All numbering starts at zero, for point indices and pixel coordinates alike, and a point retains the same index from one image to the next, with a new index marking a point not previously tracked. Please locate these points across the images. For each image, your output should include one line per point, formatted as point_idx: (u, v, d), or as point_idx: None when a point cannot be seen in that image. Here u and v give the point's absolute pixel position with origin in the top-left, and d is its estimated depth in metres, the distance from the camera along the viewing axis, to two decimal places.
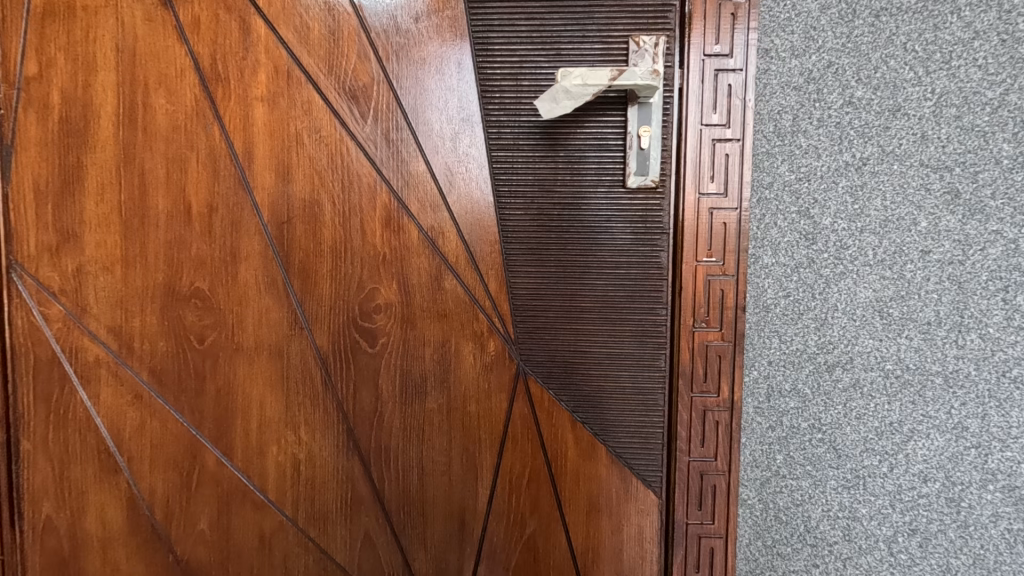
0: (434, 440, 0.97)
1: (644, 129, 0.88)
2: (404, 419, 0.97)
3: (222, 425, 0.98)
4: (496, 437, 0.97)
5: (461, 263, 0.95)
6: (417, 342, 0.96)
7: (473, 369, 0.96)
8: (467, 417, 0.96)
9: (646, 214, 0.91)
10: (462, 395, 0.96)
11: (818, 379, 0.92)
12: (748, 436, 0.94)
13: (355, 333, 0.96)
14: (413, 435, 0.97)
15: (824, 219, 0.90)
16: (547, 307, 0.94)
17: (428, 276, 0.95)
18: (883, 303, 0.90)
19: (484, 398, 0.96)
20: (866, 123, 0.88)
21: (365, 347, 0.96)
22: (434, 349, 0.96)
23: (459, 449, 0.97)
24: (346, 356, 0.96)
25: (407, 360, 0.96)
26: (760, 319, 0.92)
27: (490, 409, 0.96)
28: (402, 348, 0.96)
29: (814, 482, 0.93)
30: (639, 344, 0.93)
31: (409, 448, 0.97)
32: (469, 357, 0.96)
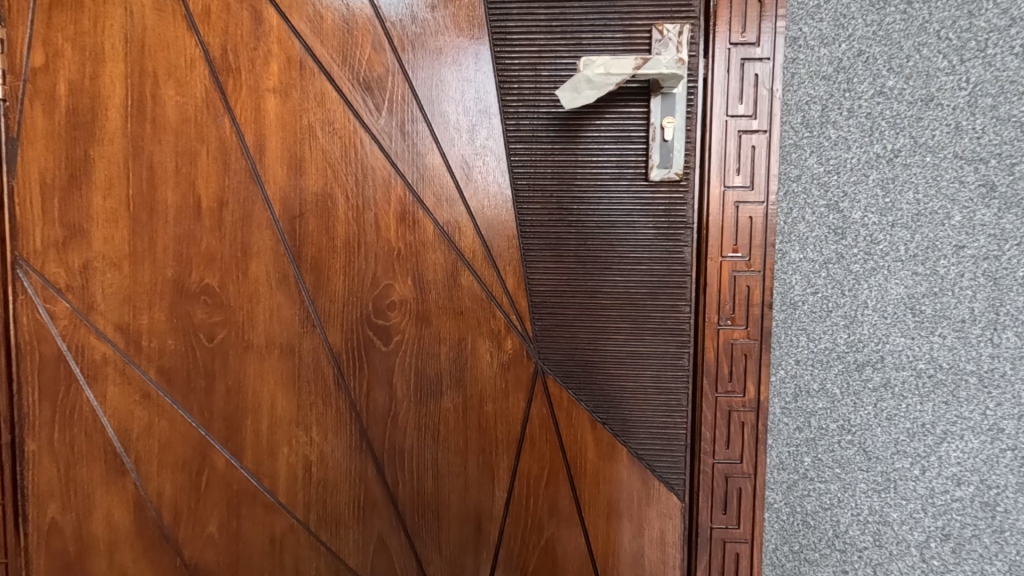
0: (450, 441, 0.94)
1: (668, 120, 0.85)
2: (419, 420, 0.94)
3: (232, 425, 0.96)
4: (514, 438, 0.94)
5: (478, 258, 0.92)
6: (432, 340, 0.93)
7: (490, 368, 0.93)
8: (484, 417, 0.94)
9: (669, 209, 0.88)
10: (478, 395, 0.93)
11: (848, 379, 0.89)
12: (775, 438, 0.91)
13: (369, 330, 0.93)
14: (428, 436, 0.94)
15: (854, 213, 0.87)
16: (567, 303, 0.91)
17: (444, 272, 0.92)
18: (915, 300, 0.87)
19: (501, 398, 0.93)
20: (898, 114, 0.86)
21: (379, 346, 0.93)
22: (449, 347, 0.93)
23: (475, 451, 0.94)
24: (360, 355, 0.94)
25: (422, 359, 0.93)
26: (787, 317, 0.89)
27: (507, 409, 0.93)
28: (417, 347, 0.93)
29: (843, 485, 0.90)
30: (662, 343, 0.90)
31: (423, 449, 0.95)
32: (486, 356, 0.93)
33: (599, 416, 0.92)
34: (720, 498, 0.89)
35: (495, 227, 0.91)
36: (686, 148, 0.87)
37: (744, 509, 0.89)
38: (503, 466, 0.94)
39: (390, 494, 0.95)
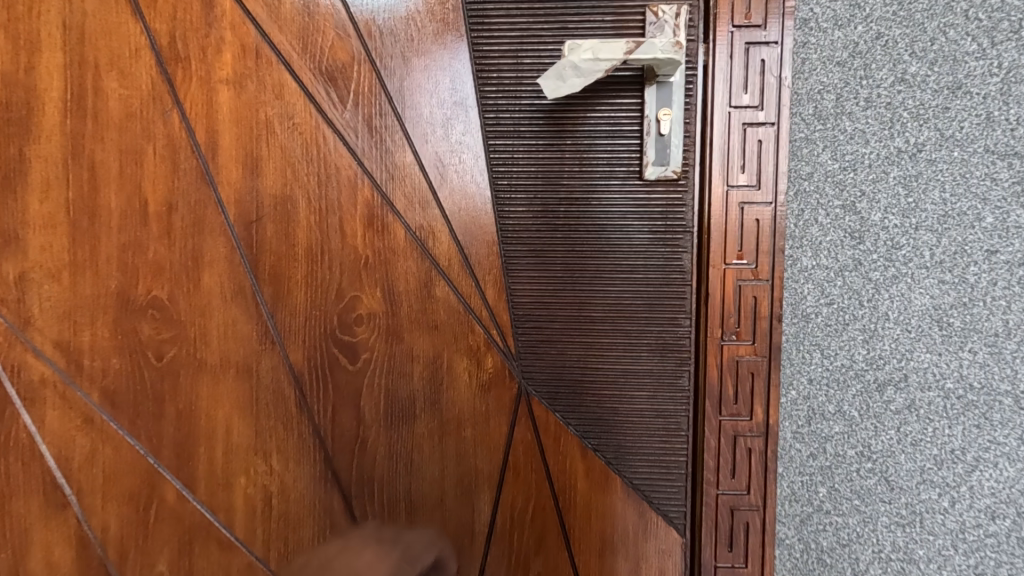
0: (425, 470, 0.85)
1: (664, 112, 0.76)
2: (391, 446, 0.85)
3: (183, 453, 0.86)
4: (496, 466, 0.84)
5: (454, 266, 0.83)
6: (404, 357, 0.84)
7: (469, 388, 0.84)
8: (462, 443, 0.84)
9: (666, 211, 0.79)
10: (456, 419, 0.84)
11: (867, 400, 0.79)
12: (786, 466, 0.81)
13: (334, 347, 0.84)
14: (401, 464, 0.85)
15: (873, 215, 0.78)
16: (553, 317, 0.82)
17: (417, 282, 0.83)
18: (942, 311, 0.78)
19: (481, 421, 0.84)
20: (921, 103, 0.76)
21: (345, 364, 0.84)
22: (423, 366, 0.84)
23: (452, 480, 0.85)
24: (324, 374, 0.84)
25: (394, 378, 0.84)
26: (799, 331, 0.80)
27: (488, 434, 0.84)
28: (388, 365, 0.84)
29: (863, 519, 0.80)
30: (659, 360, 0.81)
31: (396, 479, 0.85)
32: (464, 375, 0.84)
33: (590, 441, 0.83)
34: (726, 534, 0.80)
35: (474, 233, 0.82)
36: (686, 143, 0.78)
37: (753, 545, 0.80)
38: (484, 496, 0.85)
39: (358, 529, 0.86)
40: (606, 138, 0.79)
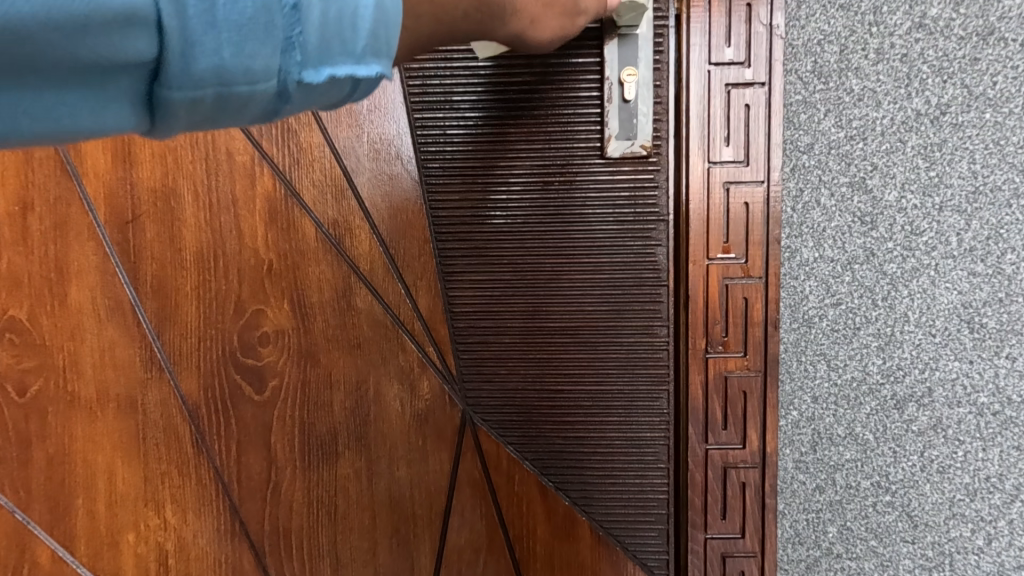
0: (352, 517, 0.71)
1: (628, 72, 0.61)
2: (310, 492, 0.70)
3: (59, 509, 0.70)
4: (439, 511, 0.70)
5: (379, 271, 0.68)
6: (321, 383, 0.69)
7: (402, 418, 0.69)
8: (397, 484, 0.70)
9: (635, 194, 0.63)
10: (388, 455, 0.70)
11: (884, 420, 0.65)
12: (788, 502, 0.67)
13: (235, 374, 0.69)
14: (325, 511, 0.71)
15: (888, 193, 0.63)
16: (501, 329, 0.67)
17: (333, 291, 0.68)
18: (973, 310, 0.64)
19: (418, 458, 0.69)
20: (944, 54, 0.62)
21: (249, 395, 0.69)
22: (345, 393, 0.69)
23: (386, 528, 0.71)
24: (224, 407, 0.69)
25: (311, 409, 0.69)
26: (800, 338, 0.65)
27: (427, 472, 0.70)
28: (302, 394, 0.69)
29: (881, 563, 0.66)
30: (631, 380, 0.65)
31: (318, 530, 0.71)
32: (395, 403, 0.69)
33: (551, 480, 0.68)
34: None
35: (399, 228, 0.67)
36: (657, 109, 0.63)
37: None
38: (425, 546, 0.71)
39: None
40: (559, 104, 0.63)
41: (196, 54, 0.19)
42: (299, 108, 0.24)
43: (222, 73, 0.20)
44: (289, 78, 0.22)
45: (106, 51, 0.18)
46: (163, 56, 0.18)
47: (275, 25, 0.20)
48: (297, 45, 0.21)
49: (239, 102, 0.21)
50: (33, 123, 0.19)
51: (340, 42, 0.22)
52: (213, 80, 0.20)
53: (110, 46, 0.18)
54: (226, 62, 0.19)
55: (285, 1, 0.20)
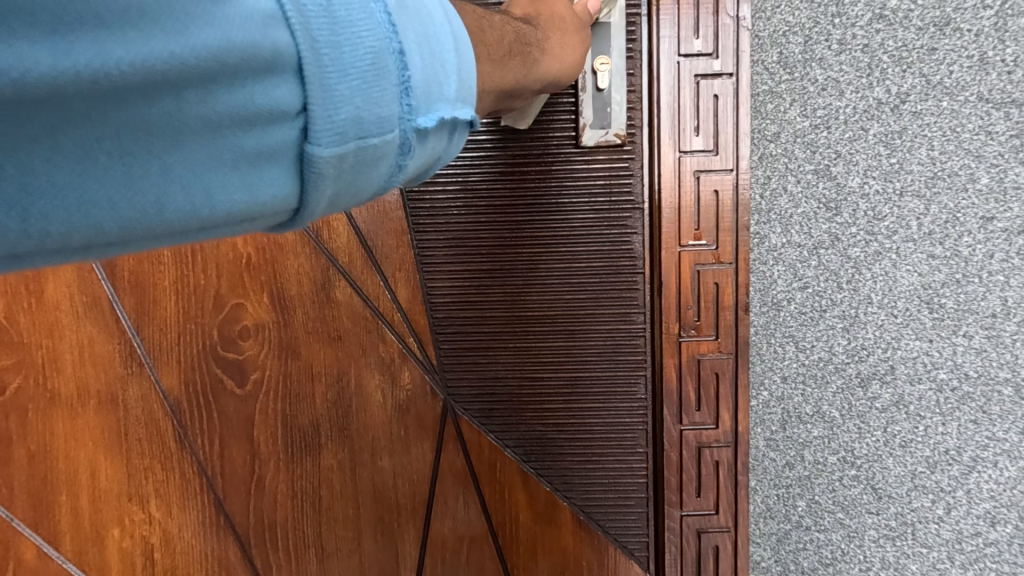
0: (335, 508, 0.72)
1: (601, 60, 0.62)
2: (293, 484, 0.71)
3: (41, 505, 0.71)
4: (422, 499, 0.72)
5: (358, 263, 0.68)
6: (302, 376, 0.70)
7: (384, 409, 0.70)
8: (382, 473, 0.71)
9: (612, 182, 0.65)
10: (371, 447, 0.71)
11: (849, 398, 0.68)
12: (759, 478, 0.70)
13: (216, 367, 0.69)
14: (309, 503, 0.72)
15: (851, 180, 0.66)
16: (482, 319, 0.68)
17: (311, 282, 0.68)
18: (932, 291, 0.67)
19: (400, 447, 0.71)
20: (904, 44, 0.64)
21: (231, 388, 0.69)
22: (327, 385, 0.70)
23: (370, 516, 0.72)
24: (206, 400, 0.70)
25: (293, 402, 0.70)
26: (769, 321, 0.68)
27: (409, 461, 0.71)
28: (284, 386, 0.70)
29: (848, 534, 0.70)
30: (609, 367, 0.67)
31: (301, 520, 0.72)
32: (377, 394, 0.70)
33: (532, 465, 0.70)
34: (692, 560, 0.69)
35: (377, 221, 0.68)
36: (630, 98, 0.64)
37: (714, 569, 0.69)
38: (408, 535, 0.72)
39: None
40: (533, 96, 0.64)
41: (338, 103, 0.20)
42: (410, 165, 0.25)
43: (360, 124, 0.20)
44: (406, 128, 0.23)
45: (257, 108, 0.19)
46: (308, 110, 0.19)
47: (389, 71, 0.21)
48: (409, 89, 0.23)
49: (372, 153, 0.22)
50: (180, 197, 0.18)
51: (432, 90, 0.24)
52: (353, 130, 0.20)
53: (260, 99, 0.19)
54: (361, 109, 0.20)
55: (394, 45, 0.22)
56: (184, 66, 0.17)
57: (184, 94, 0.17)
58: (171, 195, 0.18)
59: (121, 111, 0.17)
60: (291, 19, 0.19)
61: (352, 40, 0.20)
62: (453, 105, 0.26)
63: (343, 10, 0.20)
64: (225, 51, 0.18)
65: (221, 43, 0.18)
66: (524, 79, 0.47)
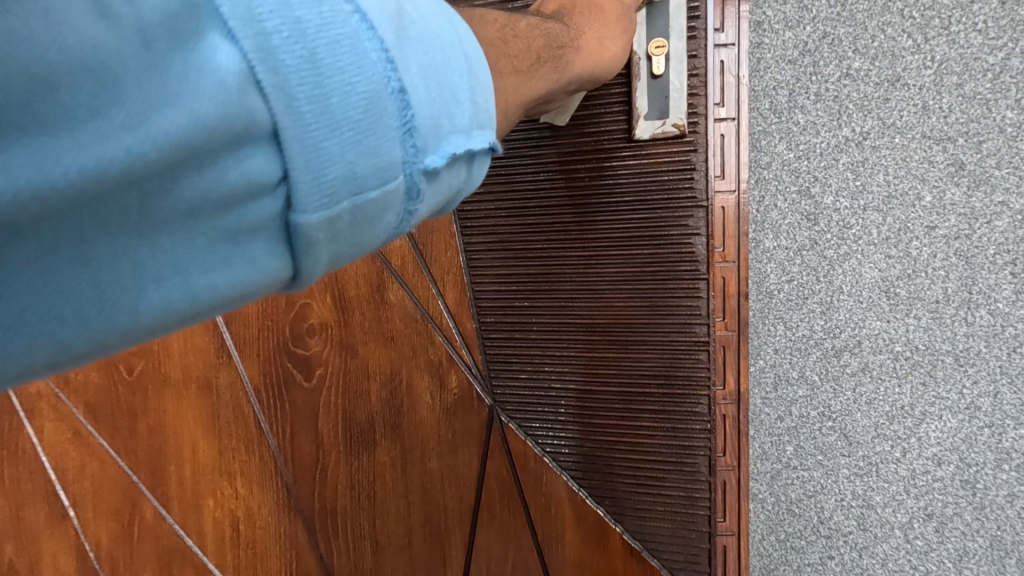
0: (390, 507, 0.79)
1: (658, 46, 0.67)
2: (352, 478, 0.78)
3: (126, 480, 0.81)
4: (468, 499, 0.80)
5: (409, 265, 0.77)
6: (360, 373, 0.77)
7: (432, 409, 0.78)
8: (428, 473, 0.79)
9: (668, 184, 0.69)
10: (421, 448, 0.79)
11: (827, 365, 0.88)
12: (757, 428, 0.90)
13: (286, 361, 0.77)
14: (364, 497, 0.79)
15: (826, 198, 0.86)
16: (534, 322, 0.76)
17: (366, 284, 0.76)
18: (890, 282, 0.87)
19: (447, 448, 0.79)
20: (865, 95, 0.84)
21: (298, 381, 0.77)
22: (380, 384, 0.77)
23: (419, 518, 0.80)
24: (279, 393, 0.77)
25: (352, 398, 0.77)
26: (764, 306, 0.88)
27: (456, 467, 0.79)
28: (343, 381, 0.77)
29: (826, 472, 0.90)
30: (667, 382, 0.73)
31: (359, 514, 0.79)
32: (426, 395, 0.78)
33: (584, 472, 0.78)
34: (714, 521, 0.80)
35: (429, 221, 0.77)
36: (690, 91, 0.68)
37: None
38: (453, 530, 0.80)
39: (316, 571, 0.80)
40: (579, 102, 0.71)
41: (329, 163, 0.22)
42: (424, 205, 0.29)
43: (356, 180, 0.23)
44: (411, 172, 0.26)
45: (240, 186, 0.21)
46: (290, 177, 0.21)
47: (390, 115, 0.24)
48: (413, 128, 0.26)
49: (374, 206, 0.25)
50: (175, 294, 0.21)
51: (442, 123, 0.28)
52: (350, 188, 0.23)
53: (244, 174, 0.21)
54: (354, 164, 0.23)
55: (393, 85, 0.25)
56: (150, 161, 0.19)
57: (148, 192, 0.19)
58: (163, 290, 0.21)
59: (97, 218, 0.19)
60: (264, 82, 0.20)
61: (347, 88, 0.23)
62: (466, 135, 0.29)
63: (330, 59, 0.22)
64: (199, 133, 0.19)
65: (192, 124, 0.19)
66: (555, 84, 0.51)
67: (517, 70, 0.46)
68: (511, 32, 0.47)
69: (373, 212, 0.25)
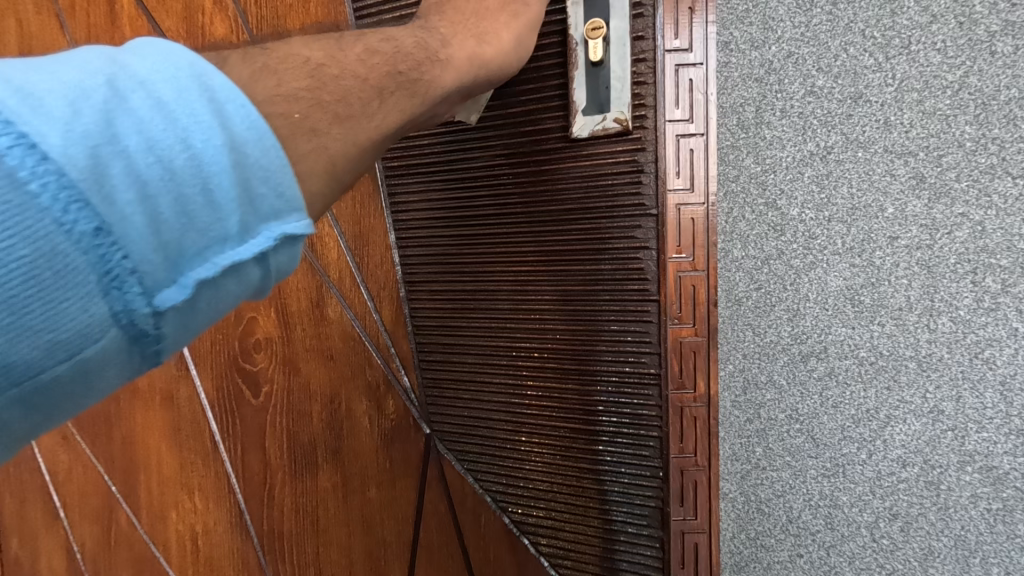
0: (331, 532, 0.85)
1: (596, 29, 0.67)
2: (297, 500, 0.84)
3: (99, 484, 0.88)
4: (406, 534, 0.87)
5: (346, 280, 0.84)
6: (303, 397, 0.83)
7: (370, 435, 0.86)
8: (366, 502, 0.85)
9: (612, 197, 0.72)
10: (360, 475, 0.85)
11: (794, 370, 0.92)
12: (727, 430, 0.94)
13: (237, 377, 0.82)
14: (308, 521, 0.84)
15: (792, 210, 0.90)
16: (475, 343, 0.83)
17: (308, 301, 0.83)
18: (854, 290, 0.90)
19: (388, 478, 0.86)
20: (829, 111, 0.88)
21: (249, 399, 0.82)
22: (322, 406, 0.84)
23: (360, 546, 0.86)
24: (229, 407, 0.82)
25: (296, 417, 0.83)
26: (733, 313, 0.92)
27: (393, 498, 0.86)
28: (289, 405, 0.83)
29: (794, 472, 0.93)
30: (617, 395, 0.76)
31: (305, 539, 0.84)
32: (364, 418, 0.86)
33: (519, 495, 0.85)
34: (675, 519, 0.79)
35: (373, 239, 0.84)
36: (635, 77, 0.69)
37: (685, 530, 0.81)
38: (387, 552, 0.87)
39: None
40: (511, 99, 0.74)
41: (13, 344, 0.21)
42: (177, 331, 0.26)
43: (59, 344, 0.22)
44: (126, 318, 0.24)
45: None
46: None
47: (84, 270, 0.22)
48: (120, 278, 0.23)
49: (93, 363, 0.24)
50: None
51: (181, 241, 0.25)
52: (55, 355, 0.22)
53: None
54: (44, 332, 0.22)
55: (80, 226, 0.22)
56: None
57: None
58: None
59: None
60: None
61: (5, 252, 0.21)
62: (224, 245, 0.26)
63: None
64: None
65: None
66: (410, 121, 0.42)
67: (319, 109, 0.32)
68: (326, 74, 0.34)
69: (85, 371, 0.24)
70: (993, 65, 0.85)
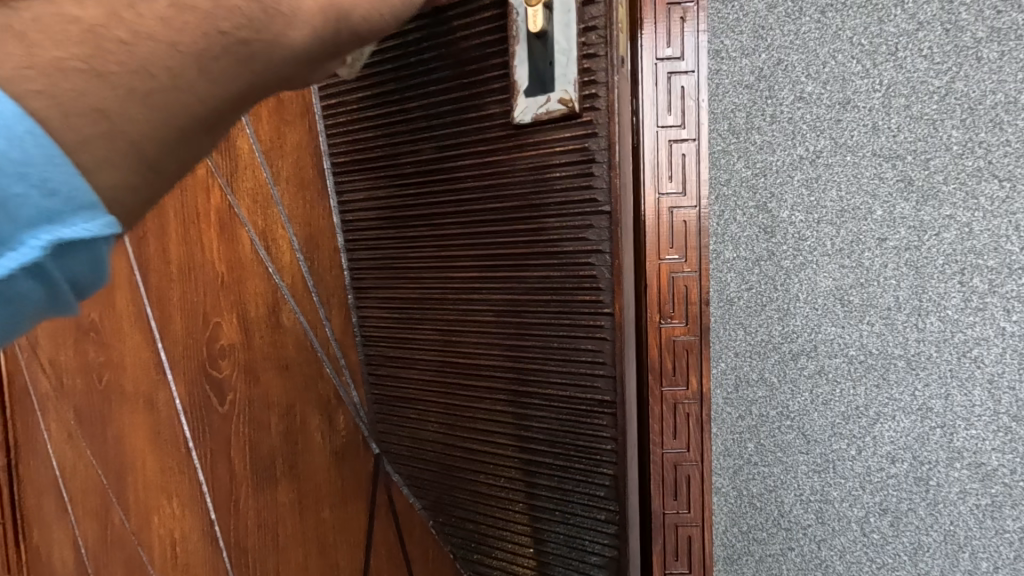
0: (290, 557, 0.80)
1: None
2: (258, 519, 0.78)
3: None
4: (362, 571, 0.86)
5: (298, 283, 0.81)
6: (263, 406, 0.78)
7: (324, 453, 0.83)
8: (320, 523, 0.83)
9: (549, 190, 0.65)
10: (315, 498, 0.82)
11: (784, 368, 0.94)
12: (719, 426, 0.97)
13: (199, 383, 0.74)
14: (272, 537, 0.79)
15: (782, 212, 0.93)
16: (425, 344, 0.80)
17: (264, 305, 0.78)
18: (843, 291, 0.93)
19: (343, 505, 0.85)
20: (818, 116, 0.91)
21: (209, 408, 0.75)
22: (280, 418, 0.80)
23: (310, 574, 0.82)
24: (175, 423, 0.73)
25: (253, 430, 0.78)
26: (725, 312, 0.95)
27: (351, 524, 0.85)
28: (250, 414, 0.77)
29: (785, 468, 0.96)
30: (561, 415, 0.69)
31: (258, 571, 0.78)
32: (318, 435, 0.83)
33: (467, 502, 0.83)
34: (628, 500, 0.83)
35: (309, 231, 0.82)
36: (583, 48, 0.60)
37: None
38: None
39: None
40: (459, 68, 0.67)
41: None
42: None
43: None
44: None
45: None
46: None
47: None
48: None
49: None
50: None
51: None
52: None
53: None
54: None
55: None
56: None
57: None
58: None
59: None
60: None
61: None
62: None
63: None
64: None
65: None
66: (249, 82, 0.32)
67: (78, 72, 0.24)
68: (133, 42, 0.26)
69: None
70: (978, 70, 0.87)
